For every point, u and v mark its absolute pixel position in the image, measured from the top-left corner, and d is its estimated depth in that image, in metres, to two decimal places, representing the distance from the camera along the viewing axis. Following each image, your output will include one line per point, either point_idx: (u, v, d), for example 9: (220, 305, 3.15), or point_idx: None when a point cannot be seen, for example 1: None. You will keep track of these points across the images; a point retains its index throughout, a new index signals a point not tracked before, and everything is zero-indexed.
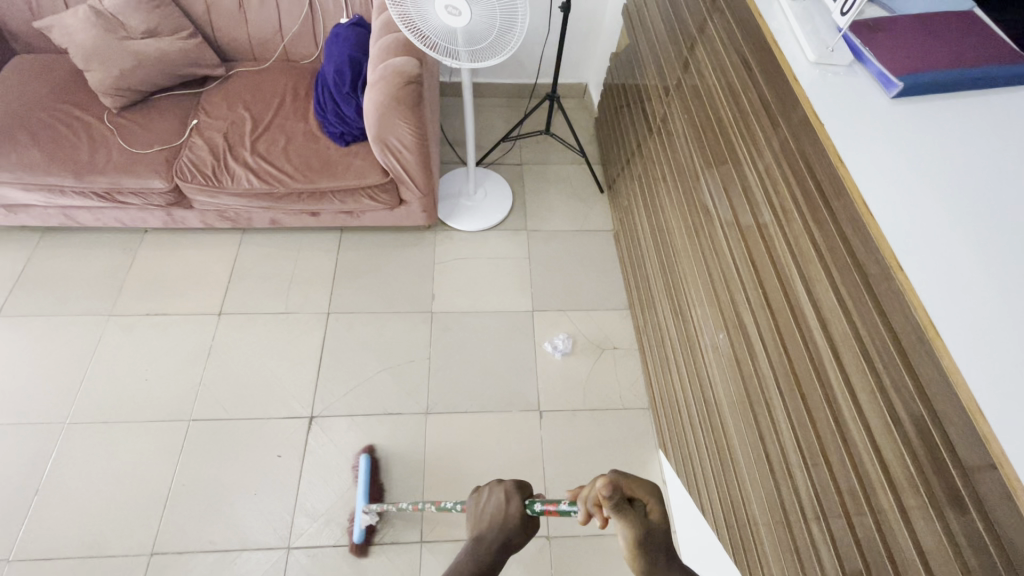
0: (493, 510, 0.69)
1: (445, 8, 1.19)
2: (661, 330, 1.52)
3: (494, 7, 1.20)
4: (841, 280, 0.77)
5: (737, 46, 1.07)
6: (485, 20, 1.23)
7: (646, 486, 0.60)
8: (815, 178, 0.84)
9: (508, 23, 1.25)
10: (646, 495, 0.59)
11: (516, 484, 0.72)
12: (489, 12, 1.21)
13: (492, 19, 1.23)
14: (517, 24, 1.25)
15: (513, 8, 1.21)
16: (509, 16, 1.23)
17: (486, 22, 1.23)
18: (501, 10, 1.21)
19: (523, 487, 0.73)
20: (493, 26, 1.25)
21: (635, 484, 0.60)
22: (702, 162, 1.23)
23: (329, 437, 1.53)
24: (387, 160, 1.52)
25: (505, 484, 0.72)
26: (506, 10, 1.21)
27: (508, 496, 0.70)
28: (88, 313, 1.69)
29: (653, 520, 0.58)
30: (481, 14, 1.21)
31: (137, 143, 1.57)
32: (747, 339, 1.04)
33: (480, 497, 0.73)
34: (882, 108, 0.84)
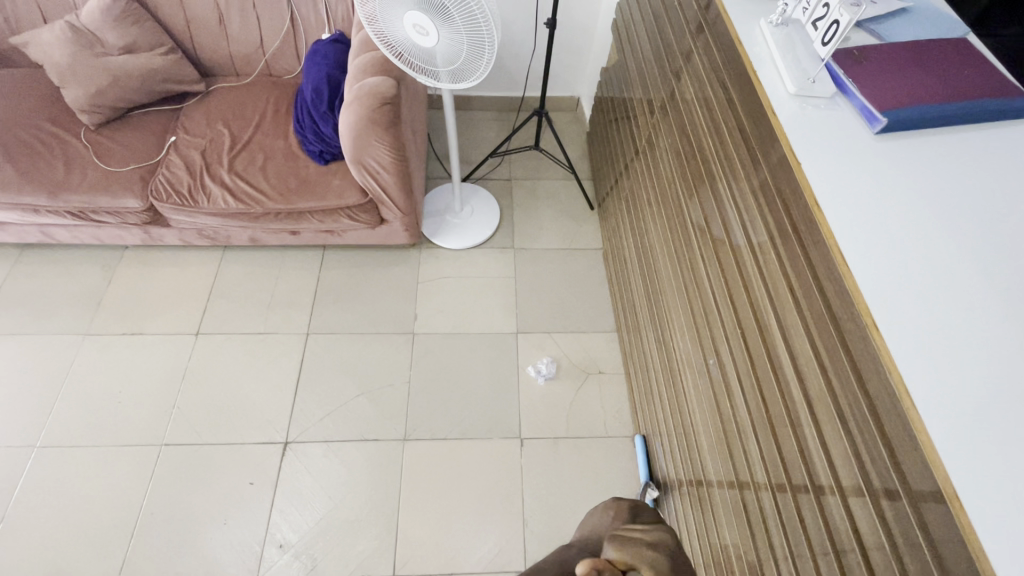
0: None
1: (414, 27, 1.15)
2: (646, 358, 1.47)
3: (461, 33, 1.15)
4: (817, 330, 0.73)
5: (717, 70, 1.02)
6: (454, 45, 1.19)
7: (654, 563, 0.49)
8: (793, 219, 0.79)
9: (477, 52, 1.20)
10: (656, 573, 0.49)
11: None
12: (456, 38, 1.16)
13: (460, 45, 1.18)
14: (486, 54, 1.20)
15: (480, 39, 1.16)
16: (477, 45, 1.18)
17: (454, 47, 1.19)
18: (469, 39, 1.16)
19: None
20: (462, 52, 1.20)
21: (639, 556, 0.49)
22: (685, 189, 1.18)
23: (304, 464, 1.49)
24: (365, 180, 1.48)
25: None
26: (474, 39, 1.16)
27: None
28: (64, 332, 1.67)
29: None
30: (449, 38, 1.16)
31: (113, 161, 1.55)
32: (726, 379, 0.99)
33: None
34: (865, 145, 0.79)
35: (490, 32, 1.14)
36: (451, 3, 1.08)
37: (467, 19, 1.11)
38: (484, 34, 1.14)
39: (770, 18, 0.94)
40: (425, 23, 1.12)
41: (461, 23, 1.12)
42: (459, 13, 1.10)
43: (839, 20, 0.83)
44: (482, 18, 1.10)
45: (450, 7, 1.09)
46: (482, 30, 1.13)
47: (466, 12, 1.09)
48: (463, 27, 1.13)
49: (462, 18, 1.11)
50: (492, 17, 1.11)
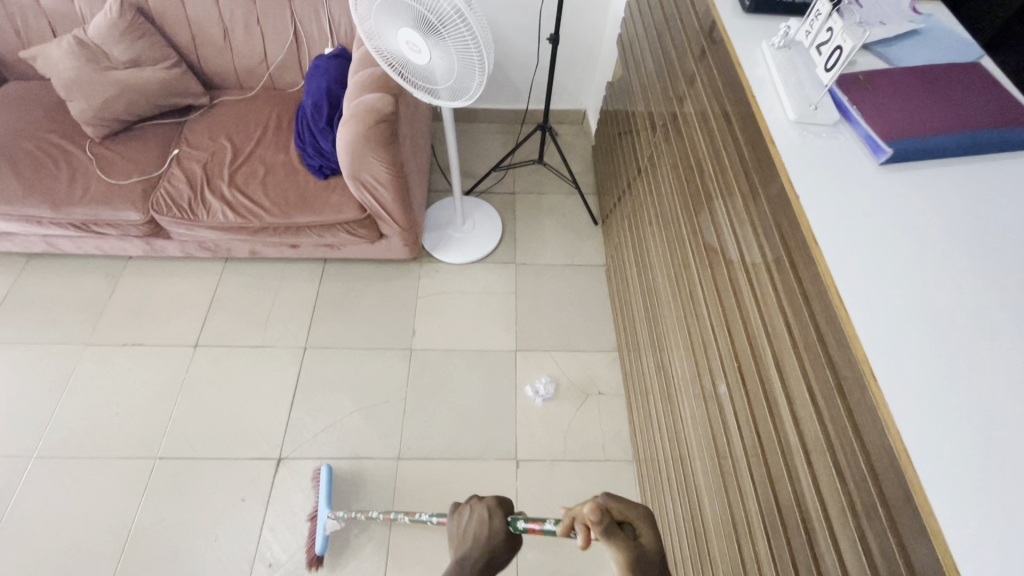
0: (475, 531, 0.66)
1: (406, 44, 1.15)
2: (645, 381, 1.44)
3: (452, 54, 1.14)
4: (814, 373, 0.69)
5: (717, 92, 0.99)
6: (446, 65, 1.18)
7: (637, 511, 0.56)
8: (791, 254, 0.75)
9: (467, 75, 1.19)
10: (638, 517, 0.56)
11: (497, 500, 0.69)
12: (448, 58, 1.15)
13: (451, 66, 1.18)
14: (476, 77, 1.19)
15: (472, 62, 1.15)
16: (468, 67, 1.17)
17: (447, 67, 1.18)
18: (460, 61, 1.16)
19: (504, 504, 0.69)
20: (453, 72, 1.20)
21: (626, 507, 0.56)
22: (684, 212, 1.15)
23: (297, 481, 1.47)
24: (363, 196, 1.47)
25: (486, 500, 0.69)
26: (465, 62, 1.15)
27: (489, 513, 0.66)
28: (66, 341, 1.68)
29: (644, 542, 0.55)
30: (441, 58, 1.16)
31: (116, 174, 1.56)
32: (722, 413, 0.95)
33: (459, 515, 0.70)
34: (869, 177, 0.75)
35: (482, 56, 1.13)
36: (444, 25, 1.07)
37: (459, 42, 1.10)
38: (475, 58, 1.14)
39: (772, 40, 0.90)
40: (417, 41, 1.12)
41: (453, 44, 1.11)
42: (451, 35, 1.09)
43: (841, 45, 0.77)
44: (474, 43, 1.10)
45: (442, 28, 1.08)
46: (474, 54, 1.13)
47: (458, 35, 1.08)
48: (455, 49, 1.12)
49: (453, 39, 1.10)
50: (485, 41, 1.11)
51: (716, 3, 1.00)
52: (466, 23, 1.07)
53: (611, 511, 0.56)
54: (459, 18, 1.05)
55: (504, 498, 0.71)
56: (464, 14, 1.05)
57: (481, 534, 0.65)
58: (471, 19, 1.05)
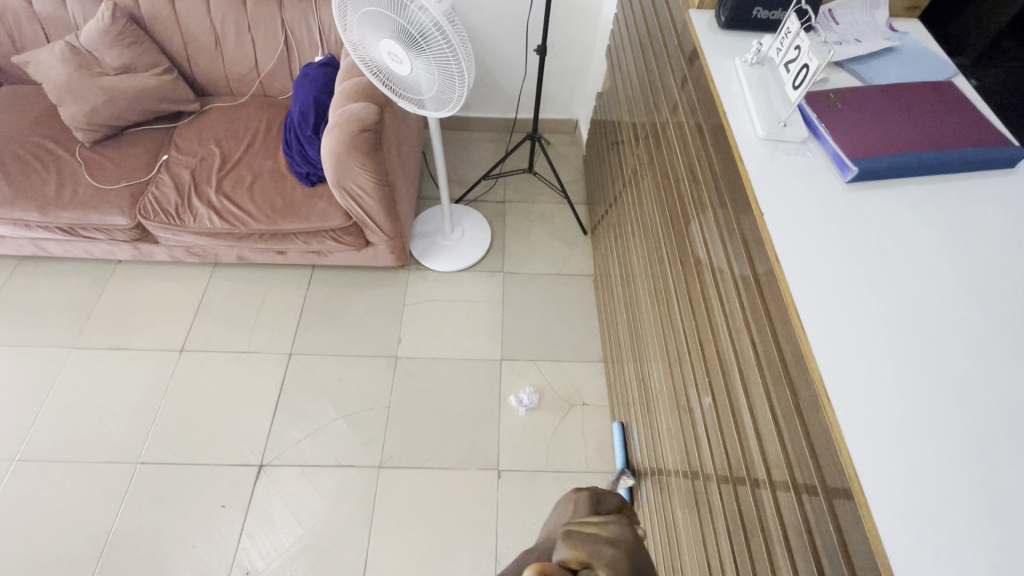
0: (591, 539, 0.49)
1: (389, 55, 1.16)
2: (628, 393, 1.43)
3: (434, 66, 1.15)
4: (777, 393, 0.69)
5: (693, 106, 0.99)
6: (427, 77, 1.19)
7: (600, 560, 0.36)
8: (757, 273, 0.75)
9: (449, 87, 1.20)
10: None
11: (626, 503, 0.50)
12: (430, 70, 1.16)
13: (433, 77, 1.19)
14: (457, 90, 1.20)
15: (452, 75, 1.16)
16: (449, 79, 1.18)
17: (428, 78, 1.19)
18: (441, 73, 1.17)
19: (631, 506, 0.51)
20: (435, 84, 1.21)
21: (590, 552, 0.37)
22: (664, 226, 1.15)
23: (278, 487, 1.47)
24: (348, 204, 1.48)
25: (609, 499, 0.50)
26: (446, 74, 1.16)
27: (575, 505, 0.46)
28: (52, 344, 1.69)
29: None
30: (423, 69, 1.17)
31: (105, 178, 1.57)
32: (695, 429, 0.95)
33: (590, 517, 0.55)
34: (834, 194, 0.75)
35: (463, 70, 1.14)
36: (426, 37, 1.08)
37: (439, 55, 1.11)
38: (455, 71, 1.15)
39: (745, 56, 0.91)
40: (399, 52, 1.13)
41: (434, 57, 1.12)
42: (432, 48, 1.10)
43: (808, 64, 0.77)
44: (454, 57, 1.11)
45: (423, 40, 1.09)
46: (455, 67, 1.14)
47: (439, 47, 1.09)
48: (436, 61, 1.13)
49: (433, 51, 1.11)
50: (465, 56, 1.12)
51: (693, 19, 1.01)
52: (446, 37, 1.08)
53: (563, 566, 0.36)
54: (439, 32, 1.06)
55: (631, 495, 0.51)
56: (444, 29, 1.05)
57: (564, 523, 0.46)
58: (451, 34, 1.06)
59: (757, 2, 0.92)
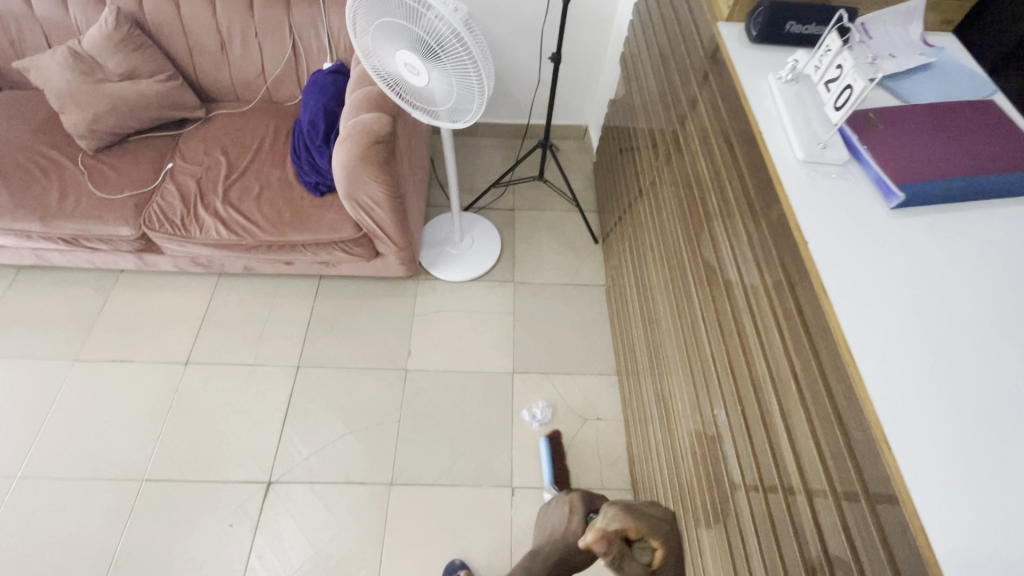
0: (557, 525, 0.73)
1: (405, 67, 1.12)
2: (644, 409, 1.40)
3: (452, 77, 1.12)
4: (821, 426, 0.66)
5: (722, 123, 0.96)
6: (444, 87, 1.15)
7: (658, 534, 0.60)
8: (799, 304, 0.72)
9: (466, 98, 1.17)
10: (655, 539, 0.60)
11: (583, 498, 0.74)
12: (447, 80, 1.13)
13: (450, 88, 1.15)
14: (475, 100, 1.17)
15: (471, 85, 1.12)
16: (467, 89, 1.14)
17: (445, 89, 1.16)
18: (459, 83, 1.13)
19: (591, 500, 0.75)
20: (452, 94, 1.17)
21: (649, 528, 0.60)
22: (687, 242, 1.12)
23: (286, 506, 1.44)
24: (359, 215, 1.45)
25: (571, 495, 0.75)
26: (464, 84, 1.13)
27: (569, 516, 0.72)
28: (54, 357, 1.65)
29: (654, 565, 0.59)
30: (440, 80, 1.13)
31: (108, 188, 1.53)
32: (722, 451, 0.92)
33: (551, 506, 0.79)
34: (879, 220, 0.72)
35: (482, 80, 1.10)
36: (443, 48, 1.04)
37: (457, 65, 1.07)
38: (474, 81, 1.11)
39: (779, 73, 0.87)
40: (416, 63, 1.09)
41: (452, 67, 1.09)
42: (450, 59, 1.06)
43: (852, 85, 0.73)
44: (473, 67, 1.07)
45: (441, 50, 1.05)
46: (474, 77, 1.10)
47: (457, 57, 1.05)
48: (454, 72, 1.10)
49: (452, 62, 1.07)
50: (484, 65, 1.08)
51: (722, 32, 0.98)
52: (465, 46, 1.04)
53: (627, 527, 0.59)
54: (457, 41, 1.02)
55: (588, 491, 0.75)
56: (462, 38, 1.01)
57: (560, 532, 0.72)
58: (470, 43, 1.02)
59: (792, 15, 0.89)
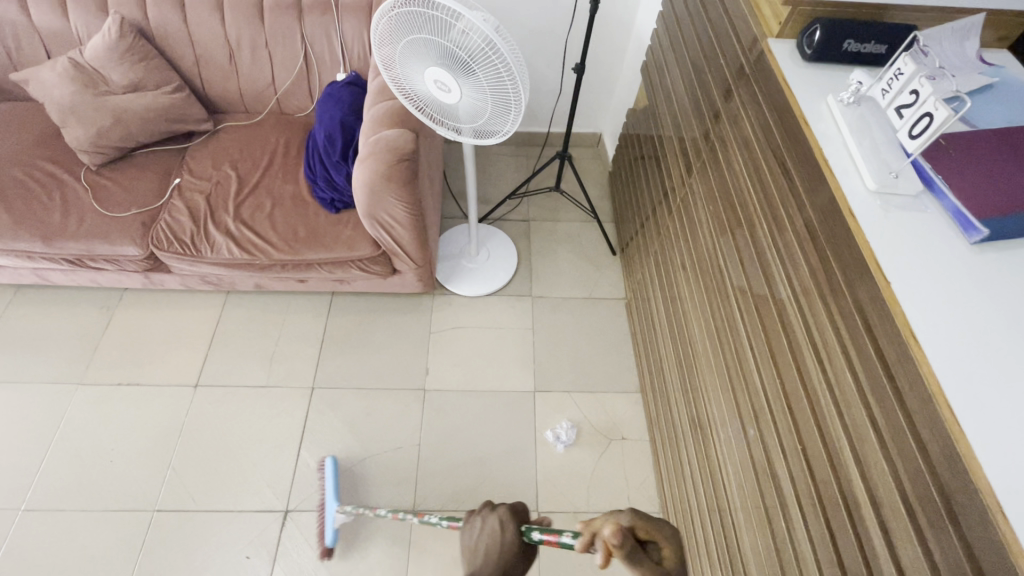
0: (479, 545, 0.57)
1: (435, 83, 1.07)
2: (675, 431, 1.37)
3: (485, 90, 1.06)
4: (911, 484, 0.63)
5: (775, 146, 0.92)
6: (477, 103, 1.10)
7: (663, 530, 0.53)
8: (878, 347, 0.69)
9: (501, 112, 1.11)
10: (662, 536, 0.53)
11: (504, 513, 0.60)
12: (480, 96, 1.07)
13: (483, 103, 1.10)
14: (511, 113, 1.11)
15: (506, 96, 1.06)
16: (501, 103, 1.08)
17: (477, 104, 1.10)
18: (493, 97, 1.07)
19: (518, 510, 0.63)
20: (485, 109, 1.11)
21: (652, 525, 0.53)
22: (730, 267, 1.08)
23: (305, 535, 1.39)
24: (379, 234, 1.39)
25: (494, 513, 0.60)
26: (499, 98, 1.07)
27: (500, 526, 0.59)
28: (56, 381, 1.58)
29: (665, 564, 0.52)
30: (472, 95, 1.08)
31: (114, 205, 1.46)
32: (780, 493, 0.89)
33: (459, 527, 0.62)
34: (961, 257, 0.69)
35: (518, 89, 1.03)
36: (475, 60, 0.98)
37: (491, 77, 1.01)
38: (509, 92, 1.04)
39: (840, 95, 0.83)
40: (448, 79, 1.04)
41: (485, 80, 1.03)
42: (483, 71, 1.00)
43: (932, 113, 0.69)
44: (509, 76, 1.00)
45: (473, 63, 0.99)
46: (508, 88, 1.03)
47: (491, 68, 0.99)
48: (488, 85, 1.04)
49: (486, 76, 1.01)
50: (519, 73, 1.01)
51: (772, 50, 0.94)
52: (500, 55, 0.97)
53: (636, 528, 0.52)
54: (492, 49, 0.96)
55: (513, 504, 0.62)
56: (497, 46, 0.95)
57: (493, 548, 0.57)
58: (506, 51, 0.95)
59: (850, 34, 0.86)
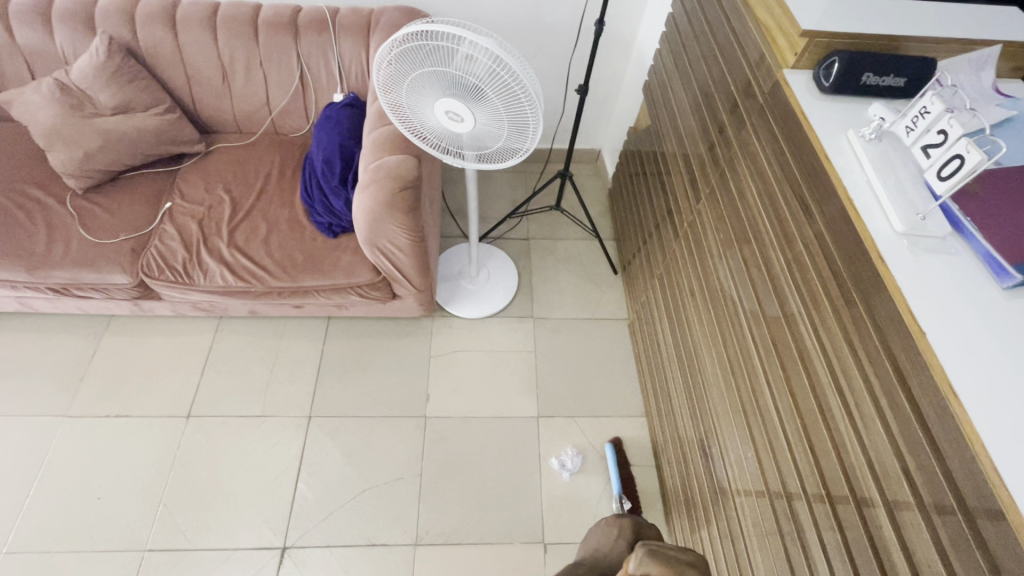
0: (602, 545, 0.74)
1: (447, 114, 1.04)
2: (684, 458, 1.34)
3: (501, 111, 1.01)
4: (951, 543, 0.60)
5: (790, 175, 0.90)
6: (495, 124, 1.06)
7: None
8: (909, 393, 0.67)
9: (518, 132, 1.07)
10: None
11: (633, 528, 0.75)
12: (496, 116, 1.03)
13: (501, 123, 1.05)
14: (530, 130, 1.06)
15: (523, 117, 1.01)
16: (518, 124, 1.04)
17: (495, 125, 1.06)
18: (509, 119, 1.04)
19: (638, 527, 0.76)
20: (502, 131, 1.08)
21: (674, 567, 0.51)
22: (743, 297, 1.05)
23: (303, 574, 1.33)
24: (378, 260, 1.35)
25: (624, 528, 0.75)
26: (515, 119, 1.03)
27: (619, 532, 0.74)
28: (41, 413, 1.51)
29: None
30: (488, 117, 1.04)
31: (101, 231, 1.40)
32: (800, 537, 0.86)
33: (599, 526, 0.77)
34: (994, 302, 0.68)
35: (532, 107, 0.99)
36: (485, 82, 0.95)
37: (505, 97, 0.97)
38: (526, 111, 1.00)
39: (861, 130, 0.83)
40: (460, 108, 1.01)
41: (499, 102, 0.99)
42: (495, 92, 0.96)
43: (963, 155, 0.70)
44: (523, 94, 0.96)
45: (483, 87, 0.96)
46: (523, 107, 0.99)
47: (504, 89, 0.95)
48: (503, 106, 0.99)
49: (499, 95, 0.97)
50: (533, 89, 0.97)
51: (788, 81, 0.92)
52: (511, 72, 0.93)
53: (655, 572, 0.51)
54: (502, 68, 0.92)
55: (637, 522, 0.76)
56: (505, 63, 0.91)
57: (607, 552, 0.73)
58: (516, 66, 0.91)
59: (870, 67, 0.85)
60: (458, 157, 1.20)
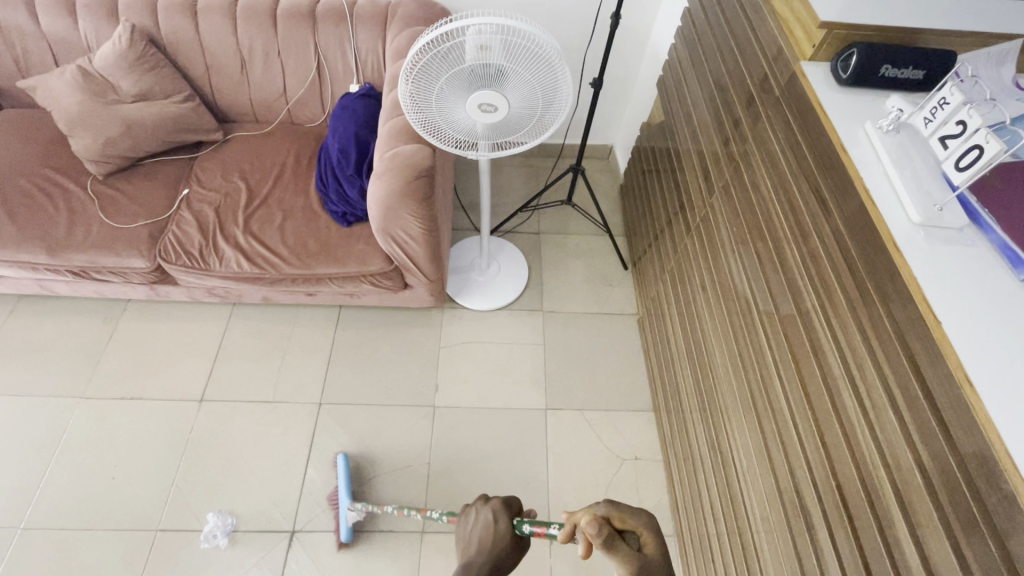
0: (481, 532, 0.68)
1: (479, 109, 1.04)
2: (692, 453, 1.34)
3: (529, 82, 1.01)
4: (965, 533, 0.60)
5: (807, 167, 0.90)
6: (528, 99, 1.05)
7: (640, 520, 0.60)
8: (924, 383, 0.67)
9: (550, 98, 1.07)
10: (638, 525, 0.59)
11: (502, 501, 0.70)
12: (526, 91, 1.02)
13: (534, 95, 1.04)
14: (562, 87, 1.04)
15: (552, 78, 1.01)
16: (550, 92, 1.04)
17: (528, 99, 1.05)
18: (541, 90, 1.03)
19: (510, 503, 0.71)
20: (537, 104, 1.07)
21: (629, 515, 0.60)
22: (756, 292, 1.05)
23: (313, 557, 1.35)
24: (392, 250, 1.36)
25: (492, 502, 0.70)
26: (546, 89, 1.04)
27: (493, 516, 0.68)
28: (58, 394, 1.54)
29: (644, 548, 0.58)
30: (519, 95, 1.03)
31: (121, 216, 1.43)
32: (809, 530, 0.86)
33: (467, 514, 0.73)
34: (1011, 293, 0.68)
35: (558, 65, 0.99)
36: (504, 58, 0.95)
37: (527, 62, 0.97)
38: (552, 71, 1.00)
39: (879, 121, 0.83)
40: (492, 98, 1.01)
41: (525, 72, 0.99)
42: (517, 63, 0.96)
43: (982, 146, 0.70)
44: (543, 51, 0.96)
45: (506, 66, 0.96)
46: (549, 71, 1.00)
47: (527, 57, 0.96)
48: (529, 74, 0.99)
49: (523, 63, 0.97)
50: (549, 44, 0.96)
51: (805, 73, 0.92)
52: (526, 37, 0.94)
53: (613, 518, 0.60)
54: (515, 36, 0.93)
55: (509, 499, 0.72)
56: (516, 31, 0.92)
57: (486, 538, 0.67)
58: (526, 28, 0.92)
59: (888, 59, 0.84)
60: (506, 147, 1.21)
